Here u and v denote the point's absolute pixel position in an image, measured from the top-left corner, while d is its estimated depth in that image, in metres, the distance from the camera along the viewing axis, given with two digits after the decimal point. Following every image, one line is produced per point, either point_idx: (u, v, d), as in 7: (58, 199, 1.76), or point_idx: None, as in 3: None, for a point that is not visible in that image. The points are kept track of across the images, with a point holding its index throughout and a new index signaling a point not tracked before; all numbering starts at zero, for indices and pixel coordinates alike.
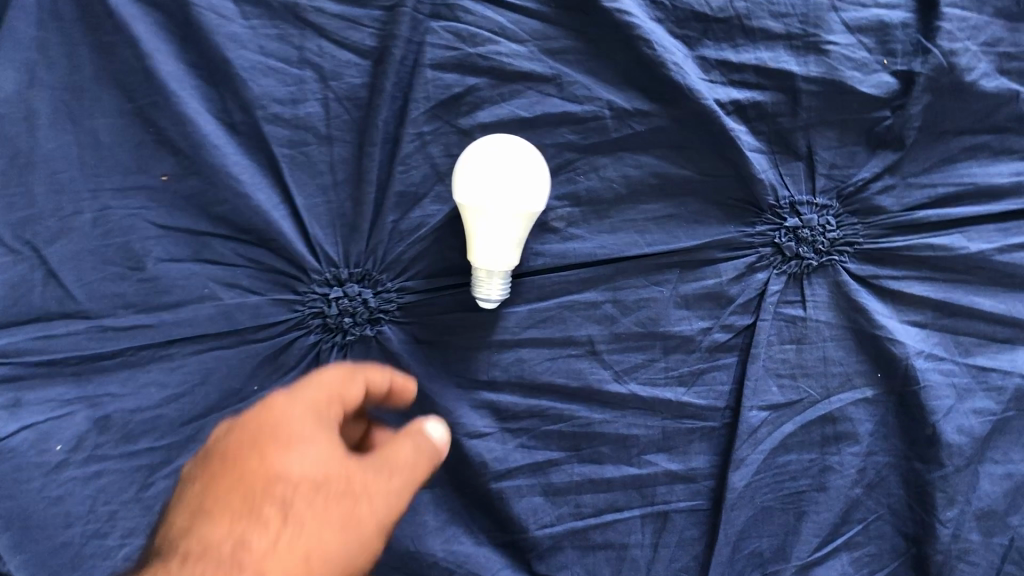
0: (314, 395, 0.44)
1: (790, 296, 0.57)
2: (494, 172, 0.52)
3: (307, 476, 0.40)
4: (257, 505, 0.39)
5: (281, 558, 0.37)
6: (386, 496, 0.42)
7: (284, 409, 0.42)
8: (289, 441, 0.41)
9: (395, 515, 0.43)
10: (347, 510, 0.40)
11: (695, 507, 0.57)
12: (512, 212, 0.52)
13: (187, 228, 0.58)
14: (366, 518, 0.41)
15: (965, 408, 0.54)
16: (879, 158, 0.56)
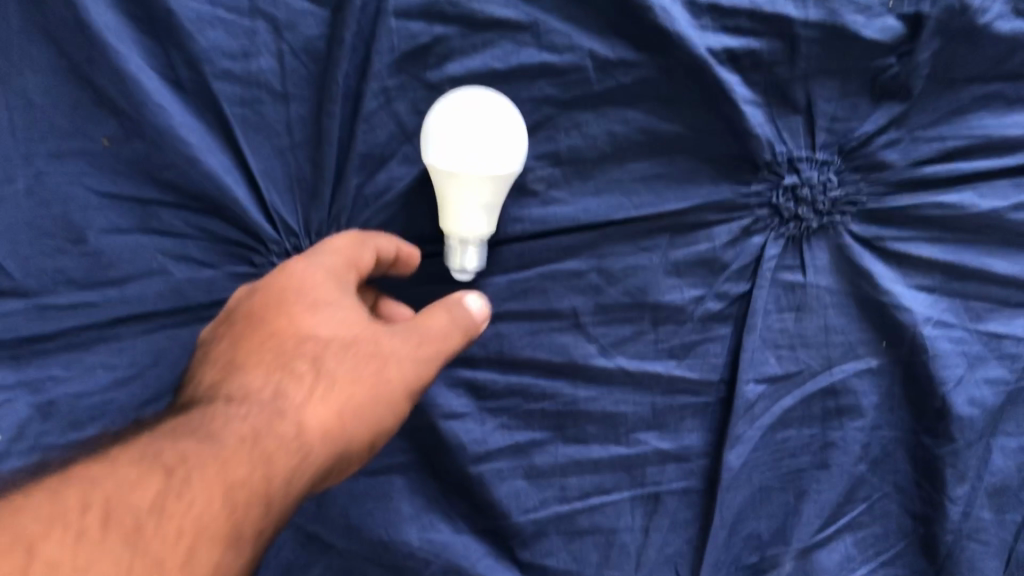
0: (328, 262, 0.47)
1: (788, 260, 0.53)
2: (470, 129, 0.47)
3: (334, 335, 0.46)
4: (290, 359, 0.44)
5: (318, 408, 0.43)
6: (418, 353, 0.46)
7: (307, 273, 0.46)
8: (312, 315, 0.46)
9: (427, 372, 0.46)
10: (378, 363, 0.45)
11: (687, 489, 0.53)
12: (476, 178, 0.48)
13: (133, 196, 0.53)
14: (399, 375, 0.45)
15: (977, 377, 0.51)
16: (884, 110, 0.52)
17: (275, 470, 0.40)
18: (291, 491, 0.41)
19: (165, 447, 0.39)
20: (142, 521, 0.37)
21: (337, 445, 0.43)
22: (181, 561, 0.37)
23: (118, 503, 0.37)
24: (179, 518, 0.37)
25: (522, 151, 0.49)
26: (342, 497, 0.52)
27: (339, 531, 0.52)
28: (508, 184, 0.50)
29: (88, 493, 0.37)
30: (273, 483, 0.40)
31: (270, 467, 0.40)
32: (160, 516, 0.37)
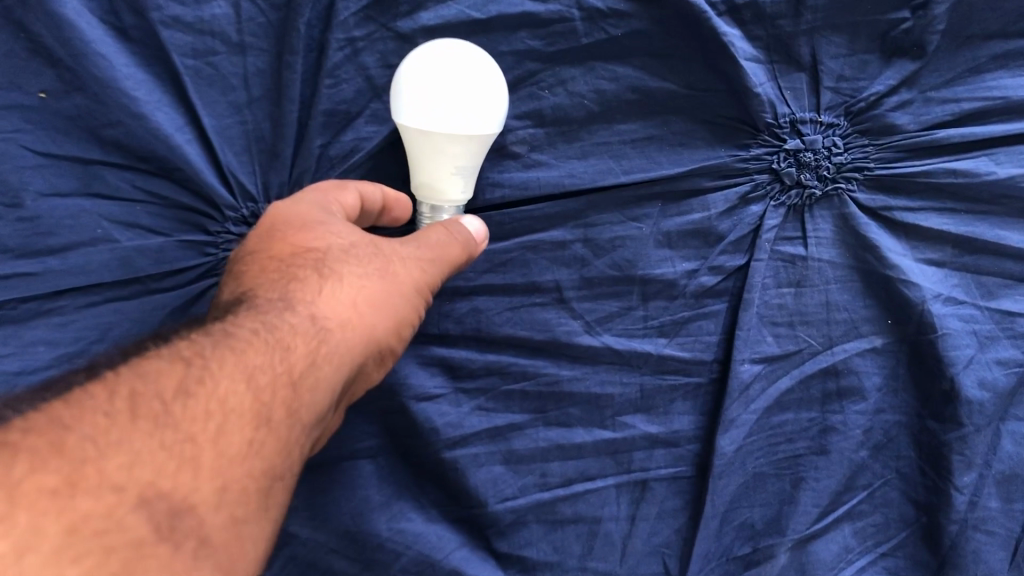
0: (320, 185, 0.43)
1: (789, 231, 0.49)
2: (445, 88, 0.42)
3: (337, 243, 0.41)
4: (291, 270, 0.40)
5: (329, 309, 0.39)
6: (436, 243, 0.43)
7: (298, 194, 0.42)
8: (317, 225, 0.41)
9: (444, 272, 0.43)
10: (388, 257, 0.42)
11: (677, 475, 0.50)
12: (438, 142, 0.44)
13: (74, 156, 0.48)
14: (419, 266, 0.42)
15: (987, 358, 0.47)
16: (896, 69, 0.48)
17: (295, 358, 0.37)
18: (320, 381, 0.38)
19: (180, 345, 0.36)
20: (169, 404, 0.33)
21: (363, 337, 0.40)
22: (213, 442, 0.33)
23: (140, 390, 0.33)
24: (205, 403, 0.34)
25: (498, 113, 0.44)
26: (305, 485, 0.48)
27: (305, 516, 0.48)
28: (484, 145, 0.45)
29: (104, 385, 0.33)
30: (296, 370, 0.37)
31: (289, 357, 0.37)
32: (185, 400, 0.33)
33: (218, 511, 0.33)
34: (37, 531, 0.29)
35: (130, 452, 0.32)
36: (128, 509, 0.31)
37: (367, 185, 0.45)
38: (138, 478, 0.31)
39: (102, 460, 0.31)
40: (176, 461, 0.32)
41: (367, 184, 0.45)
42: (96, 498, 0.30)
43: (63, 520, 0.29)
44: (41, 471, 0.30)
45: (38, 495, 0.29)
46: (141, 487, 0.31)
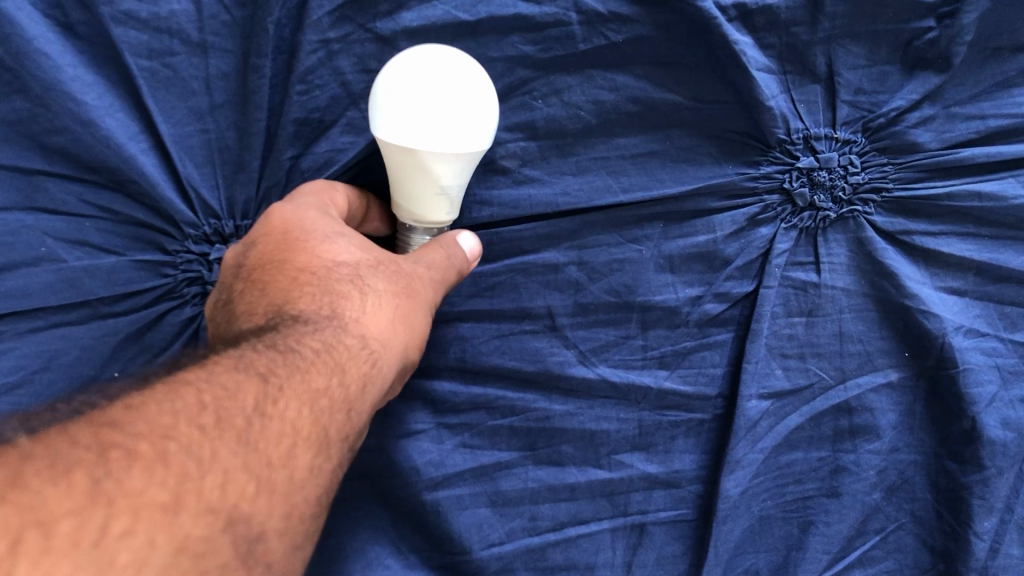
0: (319, 191, 0.41)
1: (801, 256, 0.45)
2: (427, 107, 0.37)
3: (370, 256, 0.40)
4: (329, 286, 0.38)
5: (378, 323, 0.38)
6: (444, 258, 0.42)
7: (310, 201, 0.40)
8: (341, 236, 0.39)
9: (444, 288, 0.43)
10: (409, 273, 0.40)
11: (678, 518, 0.46)
12: (409, 164, 0.39)
13: (12, 165, 0.43)
14: (436, 280, 0.41)
15: (1011, 395, 0.44)
16: (918, 82, 0.44)
17: (351, 380, 0.35)
18: (365, 404, 0.36)
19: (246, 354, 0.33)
20: (251, 420, 0.30)
21: (398, 357, 0.39)
22: (289, 463, 0.31)
23: (224, 403, 0.30)
24: (282, 421, 0.31)
25: (478, 135, 0.39)
26: None
27: None
28: (468, 166, 0.40)
29: (190, 394, 0.30)
30: (352, 392, 0.35)
31: (344, 378, 0.35)
32: (264, 417, 0.31)
33: (282, 538, 0.30)
34: (152, 547, 0.26)
35: (222, 467, 0.29)
36: (221, 530, 0.28)
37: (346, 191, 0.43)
38: (228, 498, 0.28)
39: (201, 477, 0.28)
40: (258, 482, 0.30)
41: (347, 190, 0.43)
42: (198, 517, 0.27)
43: (175, 538, 0.26)
44: (153, 482, 0.26)
45: (150, 508, 0.26)
46: (230, 508, 0.28)
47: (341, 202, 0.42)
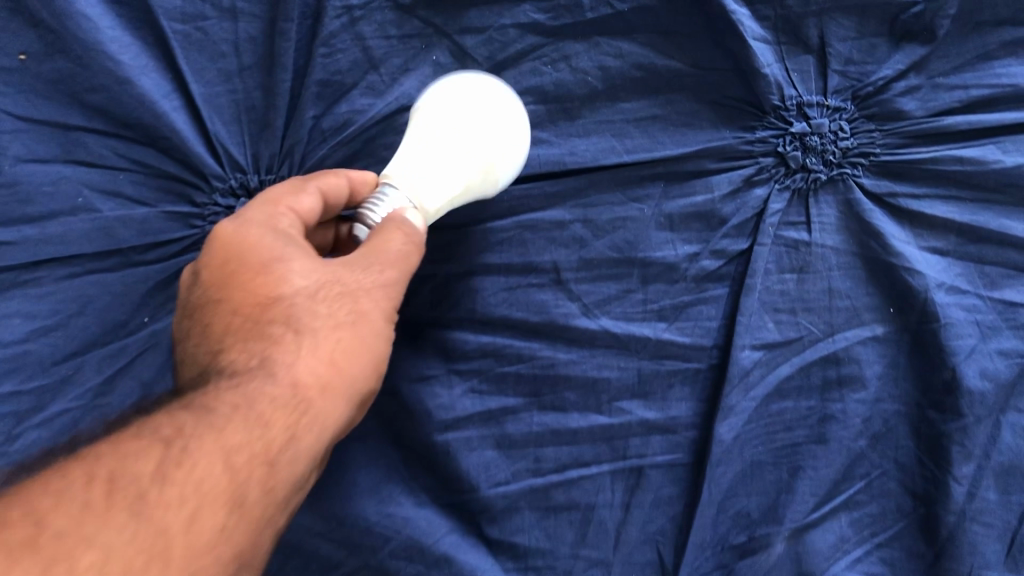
0: (265, 204, 0.38)
1: (793, 216, 0.48)
2: (459, 92, 0.42)
3: (307, 281, 0.37)
4: (259, 328, 0.36)
5: (310, 363, 0.35)
6: (404, 252, 0.38)
7: (247, 225, 0.38)
8: (280, 259, 0.37)
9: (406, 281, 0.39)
10: (353, 290, 0.37)
11: (673, 462, 0.48)
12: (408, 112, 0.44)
13: (54, 121, 0.47)
14: (389, 286, 0.38)
15: (989, 348, 0.47)
16: (904, 53, 0.47)
17: (278, 431, 0.34)
18: (302, 451, 0.35)
19: (160, 417, 0.32)
20: (148, 488, 0.30)
21: (344, 392, 0.36)
22: (187, 531, 0.30)
23: (118, 471, 0.30)
24: (185, 484, 0.31)
25: (477, 97, 0.42)
26: None
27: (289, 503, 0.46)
28: (458, 134, 0.41)
29: (80, 468, 0.30)
30: (278, 444, 0.34)
31: (266, 431, 0.33)
32: (163, 481, 0.30)
33: None
34: None
35: (102, 545, 0.28)
36: None
37: (314, 190, 0.39)
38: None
39: (75, 557, 0.28)
40: (148, 559, 0.29)
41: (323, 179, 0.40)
42: None
43: None
44: (16, 565, 0.27)
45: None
46: None
47: (305, 205, 0.39)
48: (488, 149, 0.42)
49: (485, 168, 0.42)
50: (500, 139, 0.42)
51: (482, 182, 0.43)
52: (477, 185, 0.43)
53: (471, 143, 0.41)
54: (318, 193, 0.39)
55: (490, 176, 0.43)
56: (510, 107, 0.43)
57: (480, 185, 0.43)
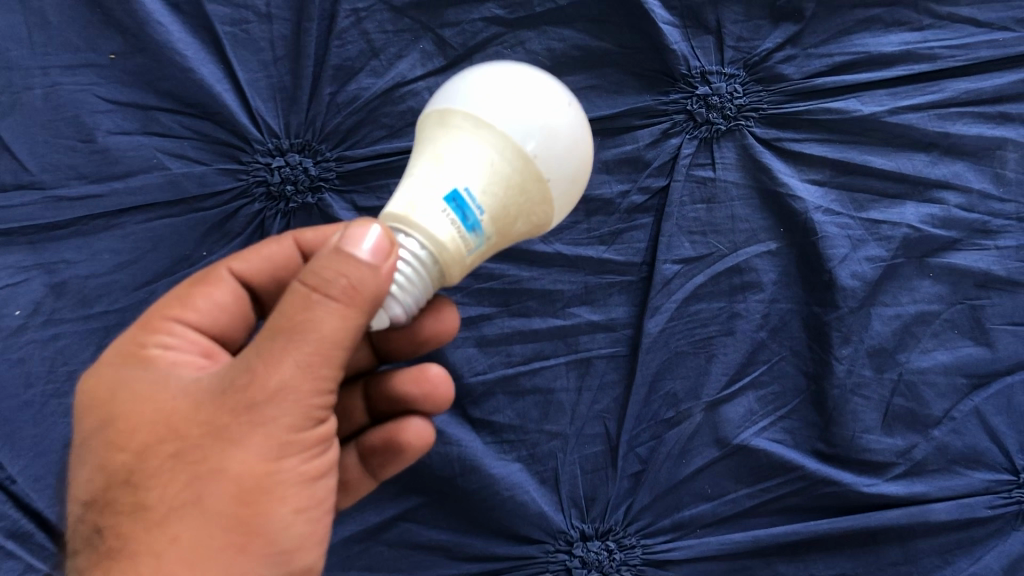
0: (139, 322, 0.47)
1: (701, 159, 0.61)
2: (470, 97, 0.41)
3: (176, 429, 0.41)
4: (145, 489, 0.40)
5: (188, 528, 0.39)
6: (310, 325, 0.39)
7: (100, 368, 0.45)
8: (120, 411, 0.42)
9: (313, 370, 0.39)
10: (225, 429, 0.40)
11: (615, 354, 0.61)
12: (420, 139, 0.43)
13: (136, 103, 0.62)
14: (282, 389, 0.39)
15: (859, 256, 0.60)
16: (782, 30, 0.61)
17: None
18: None
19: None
20: None
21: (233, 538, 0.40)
22: None
23: None
24: None
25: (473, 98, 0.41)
26: None
27: None
28: (457, 149, 0.40)
29: None
30: None
31: None
32: None
33: None
34: None
35: None
36: None
37: (225, 275, 0.50)
38: None
39: None
40: None
41: (238, 259, 0.51)
42: None
43: None
44: None
45: None
46: None
47: (196, 305, 0.48)
48: (493, 135, 0.39)
49: (502, 156, 0.40)
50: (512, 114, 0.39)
51: (512, 175, 0.40)
52: (509, 177, 0.40)
53: (469, 144, 0.40)
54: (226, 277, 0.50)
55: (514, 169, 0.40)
56: (535, 74, 0.41)
57: (515, 177, 0.40)
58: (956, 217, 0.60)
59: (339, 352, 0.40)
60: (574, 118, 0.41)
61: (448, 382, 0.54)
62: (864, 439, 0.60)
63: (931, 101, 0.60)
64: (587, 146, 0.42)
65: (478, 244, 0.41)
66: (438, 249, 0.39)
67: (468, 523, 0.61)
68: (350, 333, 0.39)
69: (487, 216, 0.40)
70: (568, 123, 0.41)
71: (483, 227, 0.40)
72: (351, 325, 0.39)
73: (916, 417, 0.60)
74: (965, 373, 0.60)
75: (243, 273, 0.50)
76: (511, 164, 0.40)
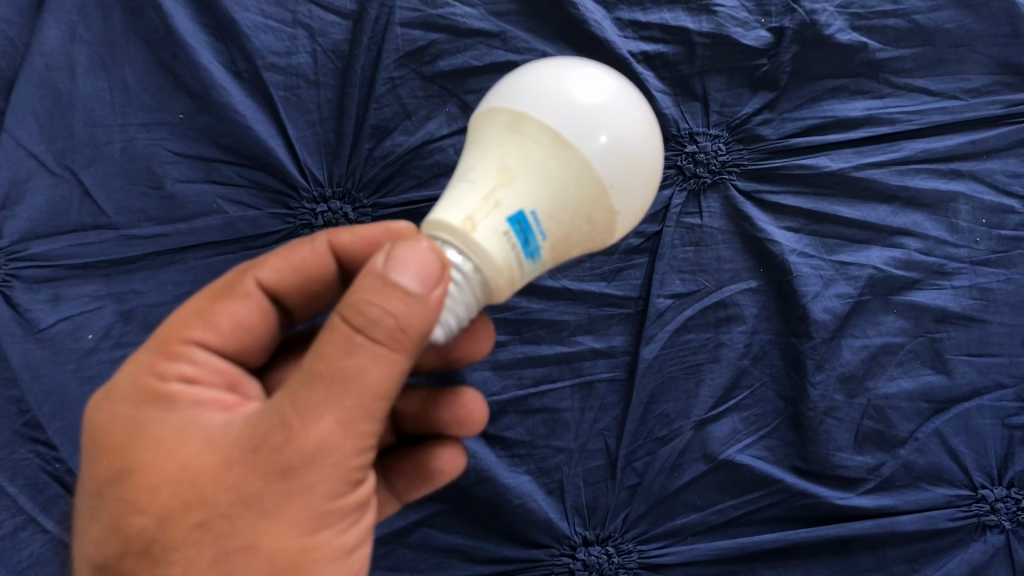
0: (160, 349, 0.49)
1: (690, 208, 0.70)
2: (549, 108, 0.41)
3: (202, 487, 0.42)
4: (171, 545, 0.42)
5: None
6: (353, 370, 0.40)
7: (116, 407, 0.47)
8: (145, 461, 0.44)
9: (351, 421, 0.41)
10: (255, 489, 0.42)
11: (614, 378, 0.69)
12: (484, 134, 0.44)
13: (201, 155, 0.72)
14: (318, 447, 0.41)
15: (830, 293, 0.68)
16: (760, 97, 0.70)
17: None
18: None
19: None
20: None
21: None
22: None
23: None
24: None
25: (549, 107, 0.41)
26: None
27: None
28: (528, 163, 0.41)
29: None
30: None
31: None
32: None
33: None
34: None
35: None
36: None
37: (252, 288, 0.52)
38: None
39: None
40: None
41: (266, 268, 0.53)
42: None
43: None
44: None
45: None
46: None
47: (218, 322, 0.51)
48: (568, 160, 0.41)
49: (571, 181, 0.41)
50: (592, 139, 0.41)
51: (576, 198, 0.42)
52: (573, 202, 0.42)
53: (540, 160, 0.41)
54: (253, 289, 0.52)
55: (578, 193, 0.42)
56: (618, 94, 0.43)
57: (579, 203, 0.42)
58: (916, 260, 0.68)
59: (377, 404, 0.42)
60: (646, 148, 0.43)
61: (483, 410, 0.59)
62: (836, 456, 0.67)
63: (891, 159, 0.69)
64: (654, 176, 0.44)
65: (530, 267, 0.43)
66: (493, 274, 0.41)
67: (481, 527, 0.68)
68: (388, 381, 0.41)
69: (542, 238, 0.43)
70: (641, 154, 0.43)
71: (539, 251, 0.43)
72: (390, 370, 0.41)
73: (883, 437, 0.67)
74: (927, 399, 0.67)
75: (270, 282, 0.53)
76: (579, 188, 0.42)
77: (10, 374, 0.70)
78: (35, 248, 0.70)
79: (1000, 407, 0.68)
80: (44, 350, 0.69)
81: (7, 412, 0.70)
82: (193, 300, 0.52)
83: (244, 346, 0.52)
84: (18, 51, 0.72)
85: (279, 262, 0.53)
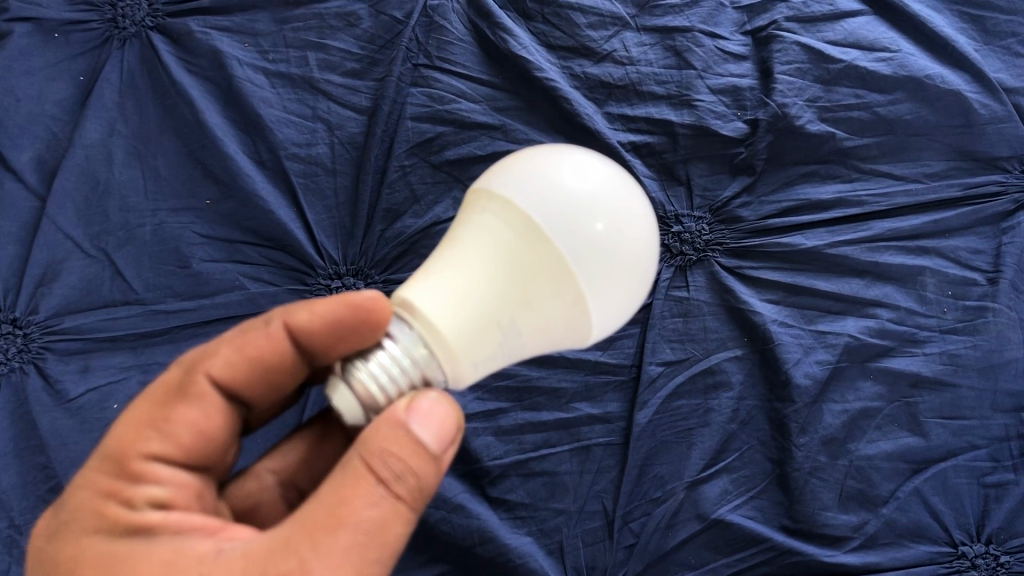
0: (123, 470, 0.48)
1: (677, 282, 0.76)
2: (601, 298, 0.44)
3: None
4: None
5: None
6: (371, 518, 0.43)
7: (93, 541, 0.46)
8: None
9: (363, 570, 0.42)
10: None
11: (610, 442, 0.72)
12: (479, 218, 0.46)
13: (225, 237, 0.77)
14: None
15: (810, 359, 0.72)
16: (739, 181, 0.78)
17: None
18: None
19: None
20: None
21: None
22: None
23: None
24: None
25: (601, 294, 0.44)
26: None
27: None
28: (540, 317, 0.45)
29: None
30: None
31: None
32: None
33: None
34: None
35: None
36: None
37: (206, 386, 0.52)
38: None
39: None
40: None
41: (214, 361, 0.52)
42: None
43: None
44: None
45: None
46: None
47: (177, 433, 0.50)
48: (564, 293, 0.44)
49: (548, 288, 0.44)
50: (581, 253, 0.43)
51: (540, 343, 0.48)
52: (544, 305, 0.45)
53: (547, 321, 0.45)
54: (206, 388, 0.51)
55: (547, 340, 0.48)
56: (619, 200, 0.45)
57: (552, 310, 0.45)
58: (889, 329, 0.73)
59: (385, 559, 0.44)
60: (636, 258, 0.45)
61: None
62: (823, 515, 0.70)
63: (862, 237, 0.75)
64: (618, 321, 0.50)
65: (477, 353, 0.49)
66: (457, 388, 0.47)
67: None
68: (396, 535, 0.44)
69: (507, 345, 0.46)
70: (629, 266, 0.44)
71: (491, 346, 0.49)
72: (398, 525, 0.44)
73: (866, 496, 0.71)
74: (905, 460, 0.72)
75: (222, 377, 0.52)
76: (545, 341, 0.48)
77: (36, 443, 0.73)
78: (66, 323, 0.75)
79: (975, 466, 0.72)
80: (71, 419, 0.72)
81: (33, 478, 0.72)
82: (140, 405, 0.51)
83: (204, 455, 0.52)
84: (61, 144, 0.79)
85: (231, 353, 0.52)
